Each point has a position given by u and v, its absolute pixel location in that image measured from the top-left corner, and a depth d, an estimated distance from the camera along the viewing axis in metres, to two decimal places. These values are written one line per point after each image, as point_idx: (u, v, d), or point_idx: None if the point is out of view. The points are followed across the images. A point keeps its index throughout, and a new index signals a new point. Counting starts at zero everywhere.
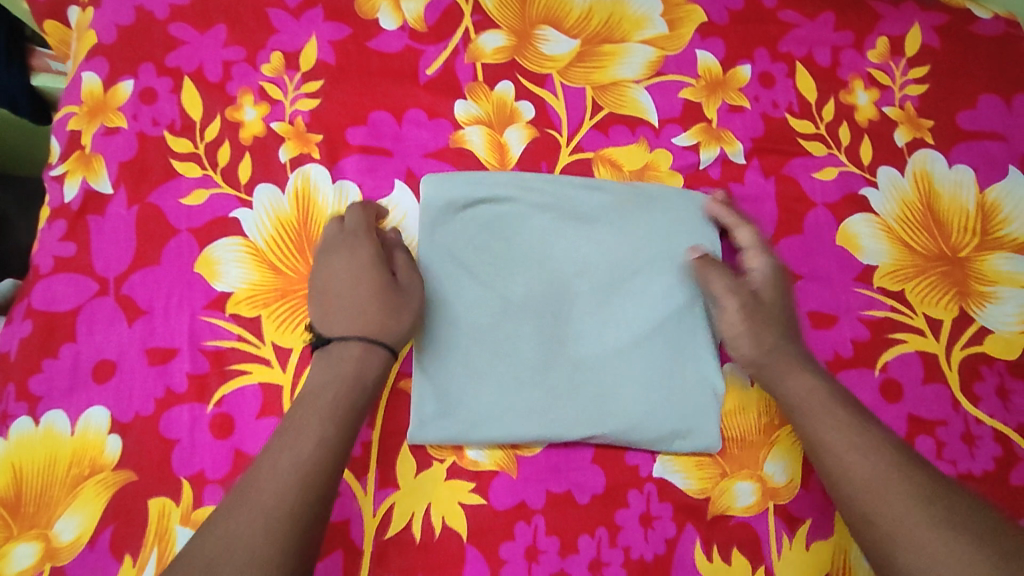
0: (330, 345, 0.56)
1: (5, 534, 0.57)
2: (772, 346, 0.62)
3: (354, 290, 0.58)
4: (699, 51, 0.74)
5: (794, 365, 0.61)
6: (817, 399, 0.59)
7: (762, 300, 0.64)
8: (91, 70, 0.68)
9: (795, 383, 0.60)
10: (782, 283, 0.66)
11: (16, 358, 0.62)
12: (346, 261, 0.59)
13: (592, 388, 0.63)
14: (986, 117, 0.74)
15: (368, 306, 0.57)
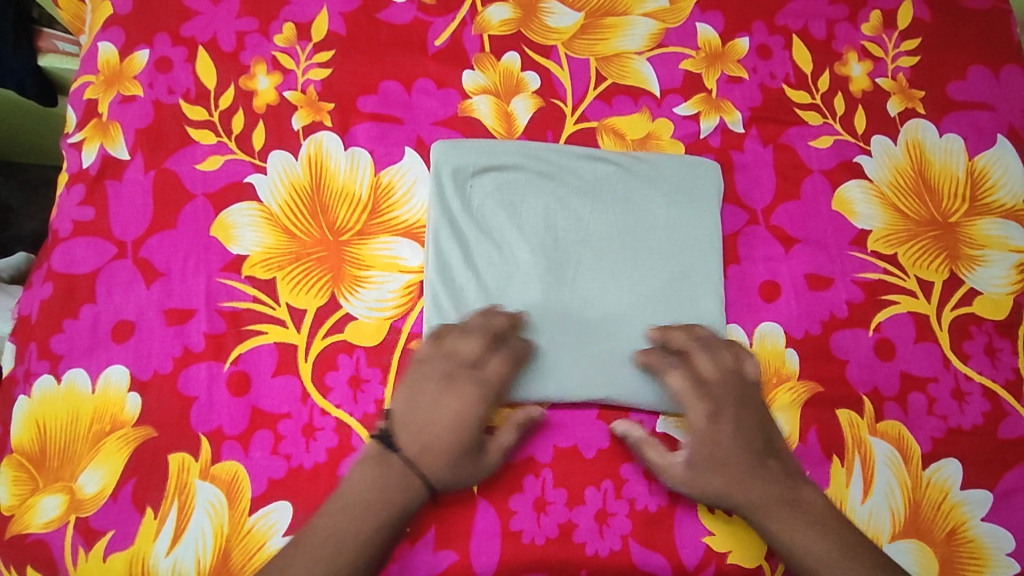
0: (395, 453, 0.56)
1: (32, 487, 0.59)
2: (732, 486, 0.59)
3: (430, 428, 0.56)
4: (698, 24, 0.76)
5: (775, 504, 0.58)
6: (803, 540, 0.58)
7: (715, 440, 0.59)
8: (107, 39, 0.70)
9: (778, 526, 0.58)
10: (727, 419, 0.60)
11: (37, 319, 0.63)
12: (443, 402, 0.57)
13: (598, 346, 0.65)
14: (975, 88, 0.77)
15: (445, 455, 0.56)
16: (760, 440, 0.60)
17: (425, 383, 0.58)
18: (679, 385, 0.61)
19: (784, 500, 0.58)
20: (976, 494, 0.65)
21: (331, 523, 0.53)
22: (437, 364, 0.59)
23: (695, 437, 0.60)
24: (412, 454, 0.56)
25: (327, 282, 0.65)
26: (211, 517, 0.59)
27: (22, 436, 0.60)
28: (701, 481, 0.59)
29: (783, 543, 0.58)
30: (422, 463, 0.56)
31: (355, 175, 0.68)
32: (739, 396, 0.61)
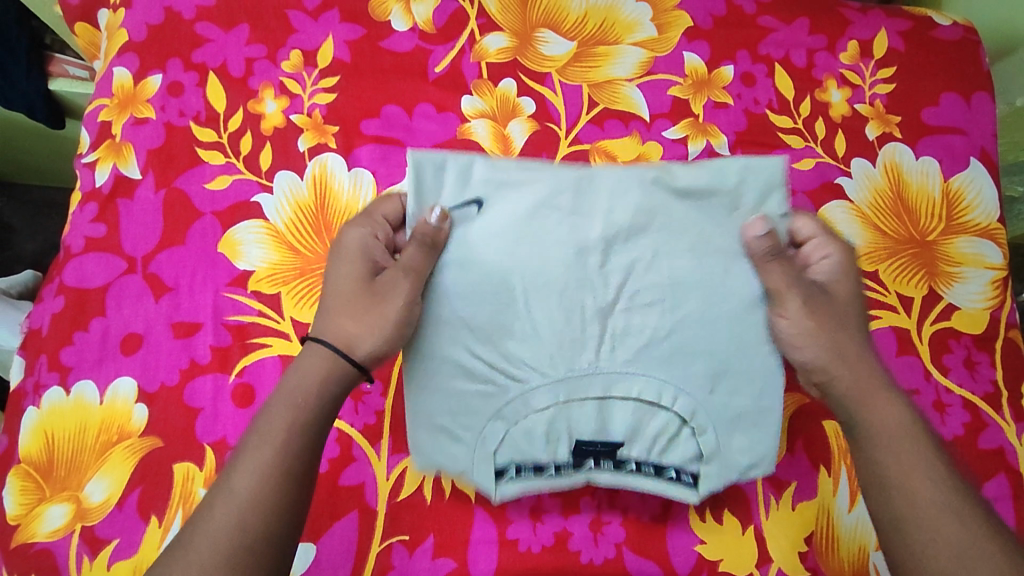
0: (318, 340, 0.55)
1: (39, 496, 0.60)
2: (841, 360, 0.56)
3: (338, 292, 0.57)
4: (685, 53, 0.80)
5: (869, 378, 0.55)
6: (897, 428, 0.52)
7: (836, 302, 0.59)
8: (121, 65, 0.73)
9: (876, 412, 0.54)
10: (842, 283, 0.60)
11: (48, 332, 0.65)
12: (341, 259, 0.59)
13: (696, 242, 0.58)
14: (948, 114, 0.81)
15: (365, 309, 0.55)
16: (857, 315, 0.59)
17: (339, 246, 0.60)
18: (812, 227, 0.60)
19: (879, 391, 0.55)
20: None
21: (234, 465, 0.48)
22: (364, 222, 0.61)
23: (808, 291, 0.57)
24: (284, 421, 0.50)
25: None
26: None
27: (31, 446, 0.62)
28: (814, 331, 0.57)
29: (881, 432, 0.53)
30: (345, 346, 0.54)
31: (358, 194, 0.71)
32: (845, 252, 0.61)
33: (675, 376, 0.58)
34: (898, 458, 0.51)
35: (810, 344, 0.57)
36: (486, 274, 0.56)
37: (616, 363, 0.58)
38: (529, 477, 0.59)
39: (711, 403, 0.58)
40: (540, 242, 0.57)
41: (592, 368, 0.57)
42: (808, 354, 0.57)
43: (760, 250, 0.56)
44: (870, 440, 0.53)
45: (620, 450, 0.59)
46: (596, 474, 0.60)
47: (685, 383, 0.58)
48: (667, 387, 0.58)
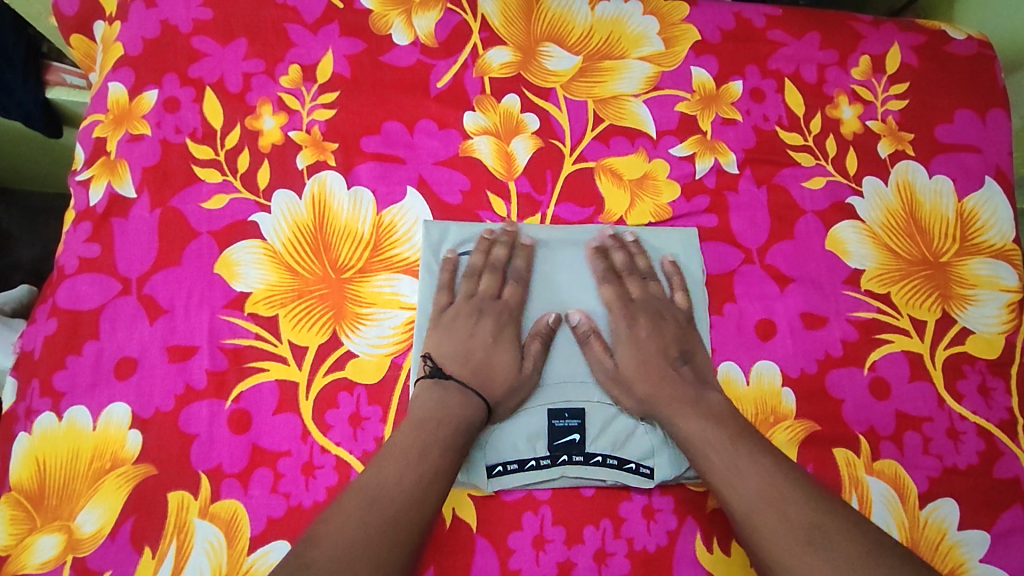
0: (448, 380, 0.63)
1: (29, 525, 0.59)
2: (651, 397, 0.64)
3: (469, 357, 0.65)
4: (693, 67, 0.78)
5: (676, 393, 0.64)
6: (699, 437, 0.60)
7: (636, 339, 0.67)
8: (117, 80, 0.72)
9: (684, 423, 0.62)
10: (669, 315, 0.69)
11: (40, 355, 0.64)
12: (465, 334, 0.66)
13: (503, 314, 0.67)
14: (962, 131, 0.79)
15: (492, 380, 0.64)
16: (681, 344, 0.67)
17: (461, 313, 0.67)
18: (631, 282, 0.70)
19: (687, 400, 0.63)
20: (973, 534, 0.65)
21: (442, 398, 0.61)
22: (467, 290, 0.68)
23: (618, 335, 0.67)
24: (439, 442, 0.58)
25: (329, 319, 0.66)
26: (210, 556, 0.58)
27: (21, 473, 0.60)
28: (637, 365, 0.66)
29: (686, 438, 0.61)
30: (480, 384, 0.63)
31: (358, 213, 0.69)
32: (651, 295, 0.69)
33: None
34: (707, 452, 0.60)
35: (639, 381, 0.65)
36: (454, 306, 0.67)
37: (575, 371, 0.66)
38: (513, 471, 0.63)
39: None
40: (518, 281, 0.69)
41: (563, 376, 0.66)
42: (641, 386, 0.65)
43: (581, 327, 0.67)
44: (688, 448, 0.61)
45: (586, 444, 0.64)
46: (568, 469, 0.63)
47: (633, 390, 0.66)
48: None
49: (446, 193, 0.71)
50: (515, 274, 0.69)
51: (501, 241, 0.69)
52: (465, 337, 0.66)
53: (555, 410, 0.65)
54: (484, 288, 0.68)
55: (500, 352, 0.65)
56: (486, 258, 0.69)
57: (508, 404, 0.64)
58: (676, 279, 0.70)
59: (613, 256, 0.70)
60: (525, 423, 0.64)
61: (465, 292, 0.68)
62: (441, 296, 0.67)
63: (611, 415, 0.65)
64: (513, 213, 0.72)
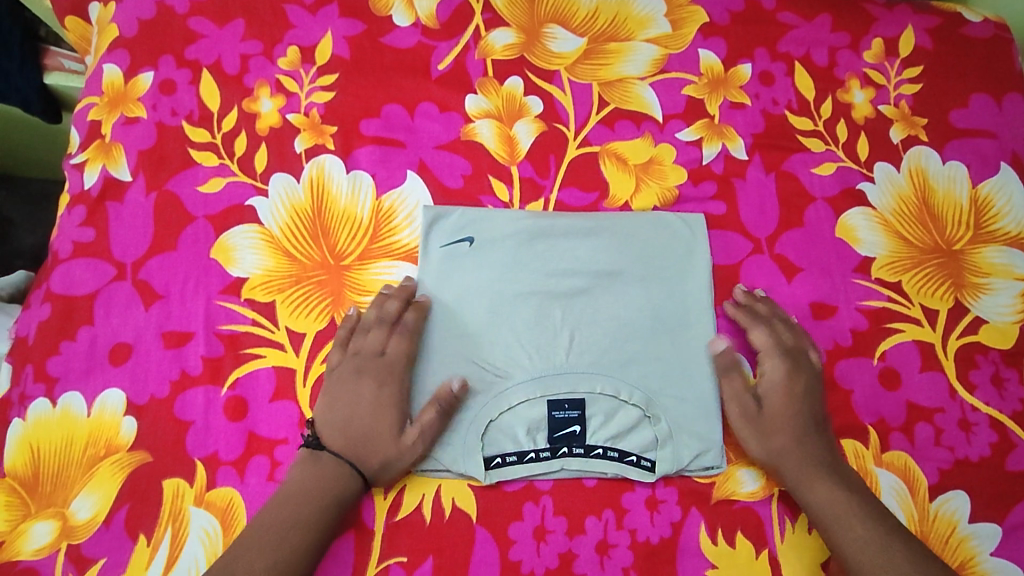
0: (324, 452, 0.59)
1: (23, 512, 0.58)
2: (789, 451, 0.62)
3: (351, 422, 0.60)
4: (700, 50, 0.77)
5: (811, 458, 0.62)
6: (838, 508, 0.59)
7: (789, 391, 0.64)
8: (112, 62, 0.71)
9: (814, 493, 0.60)
10: (809, 375, 0.65)
11: (34, 340, 0.63)
12: (351, 393, 0.61)
13: (387, 374, 0.62)
14: (977, 115, 0.77)
15: (371, 444, 0.59)
16: (817, 409, 0.64)
17: (345, 369, 0.62)
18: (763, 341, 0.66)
19: (821, 468, 0.61)
20: (985, 527, 0.63)
21: (313, 471, 0.58)
22: (354, 346, 0.63)
23: (767, 389, 0.65)
24: (300, 522, 0.55)
25: (326, 306, 0.65)
26: (205, 545, 0.57)
27: (15, 460, 0.59)
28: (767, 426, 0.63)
29: (817, 509, 0.60)
30: (357, 458, 0.59)
31: (357, 198, 0.68)
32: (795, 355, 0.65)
33: (628, 374, 0.64)
34: (844, 533, 0.58)
35: (773, 442, 0.63)
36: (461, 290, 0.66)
37: (576, 361, 0.64)
38: (513, 463, 0.61)
39: (666, 398, 0.64)
40: (522, 265, 0.67)
41: (565, 365, 0.64)
42: (771, 451, 0.63)
43: (726, 357, 0.65)
44: (818, 522, 0.60)
45: (587, 436, 0.62)
46: (569, 461, 0.62)
47: (637, 381, 0.64)
48: (625, 384, 0.64)
49: (447, 177, 0.70)
50: (405, 322, 0.63)
51: (394, 295, 0.64)
52: (349, 403, 0.61)
53: (556, 401, 0.63)
54: (370, 341, 0.62)
55: (381, 418, 0.60)
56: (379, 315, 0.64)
57: (387, 478, 0.60)
58: (808, 339, 0.67)
59: (756, 309, 0.67)
60: (525, 415, 0.62)
61: (355, 348, 0.63)
62: (334, 352, 0.63)
63: (613, 407, 0.63)
64: (515, 198, 0.70)
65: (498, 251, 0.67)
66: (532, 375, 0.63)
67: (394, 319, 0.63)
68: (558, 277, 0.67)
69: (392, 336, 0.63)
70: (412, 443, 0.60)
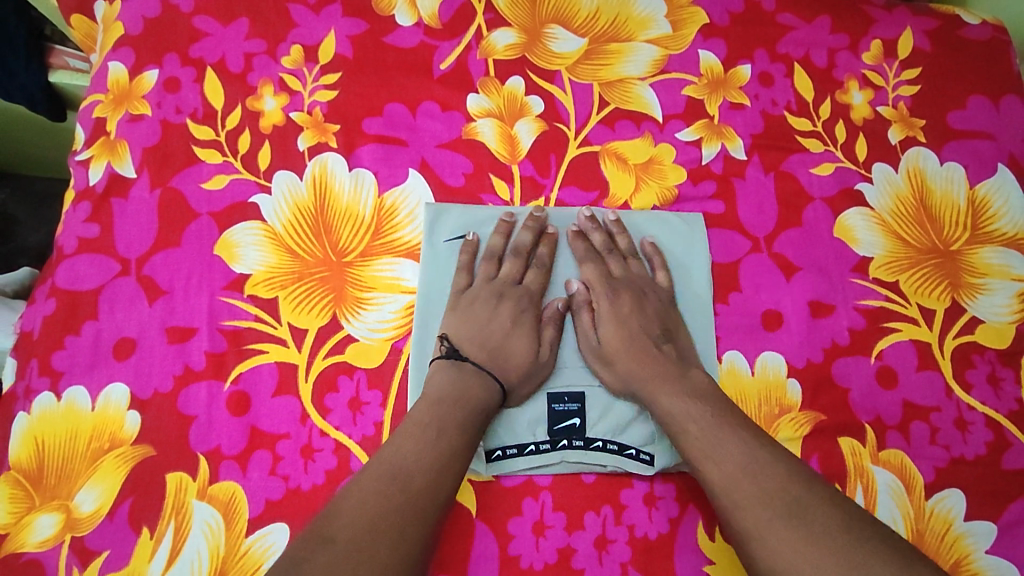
0: (465, 362, 0.61)
1: (28, 504, 0.58)
2: (635, 371, 0.63)
3: (488, 336, 0.64)
4: (700, 51, 0.77)
5: (661, 370, 0.62)
6: (683, 415, 0.59)
7: (619, 313, 0.66)
8: (117, 60, 0.71)
9: (664, 400, 0.60)
10: (652, 293, 0.68)
11: (39, 335, 0.63)
12: (476, 314, 0.65)
13: (525, 299, 0.67)
14: (975, 117, 0.78)
15: (510, 362, 0.63)
16: (665, 324, 0.66)
17: (479, 294, 0.66)
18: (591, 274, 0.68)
19: (670, 379, 0.62)
20: (980, 525, 0.64)
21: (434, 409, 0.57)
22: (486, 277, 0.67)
23: (599, 314, 0.66)
24: (456, 423, 0.56)
25: (328, 301, 0.65)
26: (207, 538, 0.58)
27: (20, 453, 0.60)
28: (622, 340, 0.64)
29: (667, 420, 0.60)
30: (494, 367, 0.62)
31: (359, 195, 0.68)
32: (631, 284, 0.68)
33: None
34: (699, 446, 0.57)
35: (622, 358, 0.64)
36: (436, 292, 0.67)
37: (575, 358, 0.66)
38: (514, 456, 0.62)
39: None
40: (576, 252, 0.70)
41: (565, 362, 0.66)
42: (623, 367, 0.63)
43: (578, 296, 0.68)
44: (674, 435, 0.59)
45: (586, 429, 0.64)
46: (568, 453, 0.62)
47: None
48: None
49: (449, 176, 0.70)
50: (539, 259, 0.68)
51: (528, 225, 0.68)
52: (484, 319, 0.65)
53: (556, 394, 0.65)
54: (506, 272, 0.67)
55: (517, 336, 0.64)
56: (506, 241, 0.68)
57: (524, 389, 0.63)
58: (654, 258, 0.70)
59: (592, 237, 0.69)
60: (526, 407, 0.64)
61: (485, 274, 0.67)
62: (459, 278, 0.67)
63: (612, 400, 0.65)
64: (516, 196, 0.71)
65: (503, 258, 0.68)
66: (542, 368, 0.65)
67: (529, 251, 0.68)
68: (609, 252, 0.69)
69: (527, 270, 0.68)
70: (548, 356, 0.65)
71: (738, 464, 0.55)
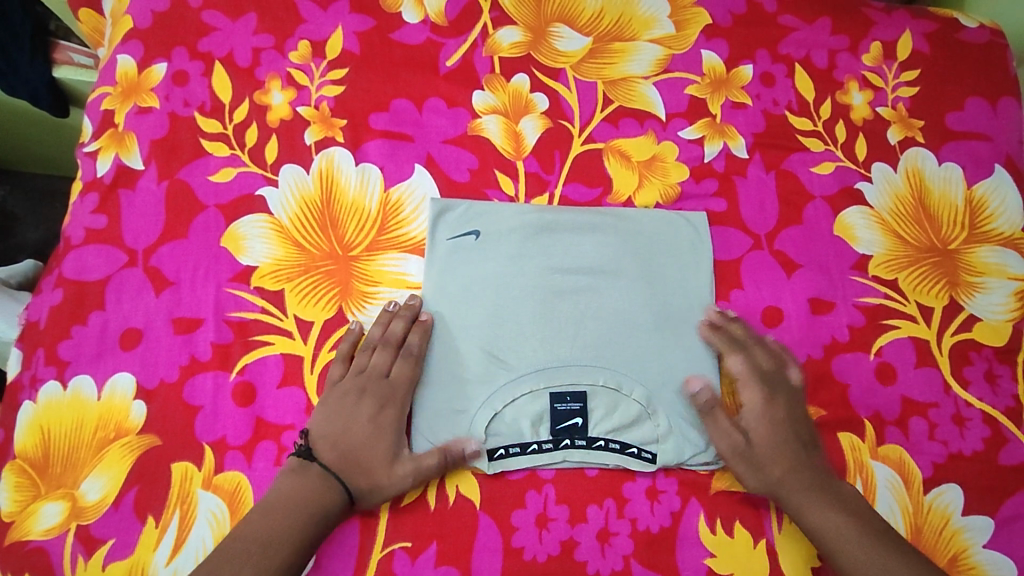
0: (313, 464, 0.59)
1: (33, 493, 0.58)
2: (786, 480, 0.62)
3: (351, 439, 0.60)
4: (704, 51, 0.78)
5: (807, 476, 0.62)
6: (845, 536, 0.59)
7: (768, 418, 0.64)
8: (126, 53, 0.72)
9: (815, 514, 0.60)
10: (792, 395, 0.65)
11: (46, 325, 0.63)
12: (339, 412, 0.61)
13: (388, 396, 0.62)
14: (973, 118, 0.79)
15: (364, 469, 0.59)
16: (807, 429, 0.64)
17: (344, 388, 0.62)
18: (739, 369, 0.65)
19: (818, 486, 0.61)
20: (977, 520, 0.64)
21: (269, 517, 0.55)
22: (354, 369, 0.63)
23: (750, 415, 0.64)
24: (292, 530, 0.55)
25: (334, 295, 0.66)
26: (212, 528, 0.58)
27: (26, 441, 0.60)
28: (767, 445, 0.63)
29: (817, 534, 0.60)
30: (346, 474, 0.59)
31: (366, 189, 0.69)
32: (774, 384, 0.65)
33: (631, 371, 0.65)
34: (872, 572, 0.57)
35: (771, 462, 0.62)
36: (462, 284, 0.67)
37: (582, 355, 0.65)
38: (516, 454, 0.62)
39: (667, 393, 0.65)
40: (528, 256, 0.68)
41: (568, 358, 0.65)
42: (773, 474, 0.62)
43: (704, 396, 0.64)
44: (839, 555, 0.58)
45: (589, 428, 0.63)
46: (571, 452, 0.63)
47: (638, 375, 0.65)
48: (627, 378, 0.65)
49: (455, 171, 0.71)
50: (408, 348, 0.64)
51: (399, 315, 0.64)
52: (346, 417, 0.61)
53: (559, 394, 0.64)
54: (375, 364, 0.63)
55: (378, 440, 0.60)
56: (383, 332, 0.64)
57: (370, 502, 0.59)
58: (786, 356, 0.67)
59: (731, 330, 0.67)
60: (528, 406, 0.63)
61: (358, 365, 0.63)
62: (337, 367, 0.63)
63: (615, 398, 0.64)
64: (520, 192, 0.71)
65: (501, 244, 0.68)
66: (537, 366, 0.64)
67: (399, 341, 0.64)
68: (569, 271, 0.68)
69: (395, 363, 0.63)
70: (404, 474, 0.59)
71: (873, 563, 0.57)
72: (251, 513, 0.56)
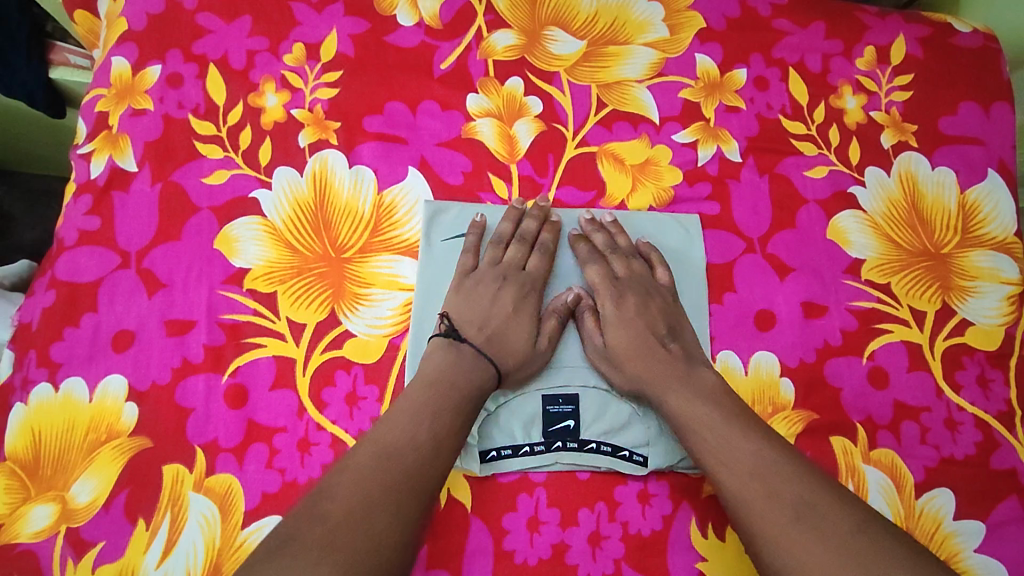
0: (464, 344, 0.62)
1: (23, 496, 0.58)
2: (643, 373, 0.63)
3: (500, 317, 0.65)
4: (697, 55, 0.78)
5: (668, 370, 0.63)
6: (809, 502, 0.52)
7: (624, 315, 0.66)
8: (120, 55, 0.72)
9: (675, 398, 0.61)
10: (655, 294, 0.68)
11: (38, 326, 0.63)
12: (474, 299, 0.66)
13: (528, 285, 0.68)
14: (966, 123, 0.79)
15: (505, 345, 0.63)
16: (668, 321, 0.67)
17: (483, 276, 0.67)
18: (596, 276, 0.69)
19: (680, 377, 0.62)
20: (968, 524, 0.64)
21: (364, 457, 0.52)
22: (489, 259, 0.68)
23: (603, 319, 0.67)
24: (400, 472, 0.51)
25: (327, 297, 0.66)
26: (203, 530, 0.58)
27: (16, 443, 0.60)
28: (626, 341, 0.65)
29: (678, 418, 0.60)
30: (495, 350, 0.62)
31: (359, 192, 0.69)
32: (637, 286, 0.68)
33: None
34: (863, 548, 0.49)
35: (628, 359, 0.64)
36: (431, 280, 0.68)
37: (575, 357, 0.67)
38: (508, 457, 0.62)
39: None
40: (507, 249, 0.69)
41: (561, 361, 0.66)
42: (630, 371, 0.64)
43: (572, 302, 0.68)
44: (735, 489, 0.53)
45: (581, 431, 0.64)
46: (563, 455, 0.63)
47: None
48: None
49: (448, 174, 0.71)
50: (540, 240, 0.69)
51: (531, 215, 0.70)
52: (486, 303, 0.66)
53: (551, 396, 0.65)
54: (508, 257, 0.68)
55: (517, 323, 0.65)
56: (514, 228, 0.69)
57: (520, 374, 0.63)
58: (653, 255, 0.71)
59: (594, 238, 0.70)
60: (521, 407, 0.64)
61: (489, 258, 0.68)
62: (467, 259, 0.68)
63: (605, 400, 0.65)
64: (513, 195, 0.72)
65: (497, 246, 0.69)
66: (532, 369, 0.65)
67: (533, 233, 0.69)
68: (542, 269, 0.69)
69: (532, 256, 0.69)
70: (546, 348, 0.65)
71: (755, 474, 0.54)
72: (351, 457, 0.53)
